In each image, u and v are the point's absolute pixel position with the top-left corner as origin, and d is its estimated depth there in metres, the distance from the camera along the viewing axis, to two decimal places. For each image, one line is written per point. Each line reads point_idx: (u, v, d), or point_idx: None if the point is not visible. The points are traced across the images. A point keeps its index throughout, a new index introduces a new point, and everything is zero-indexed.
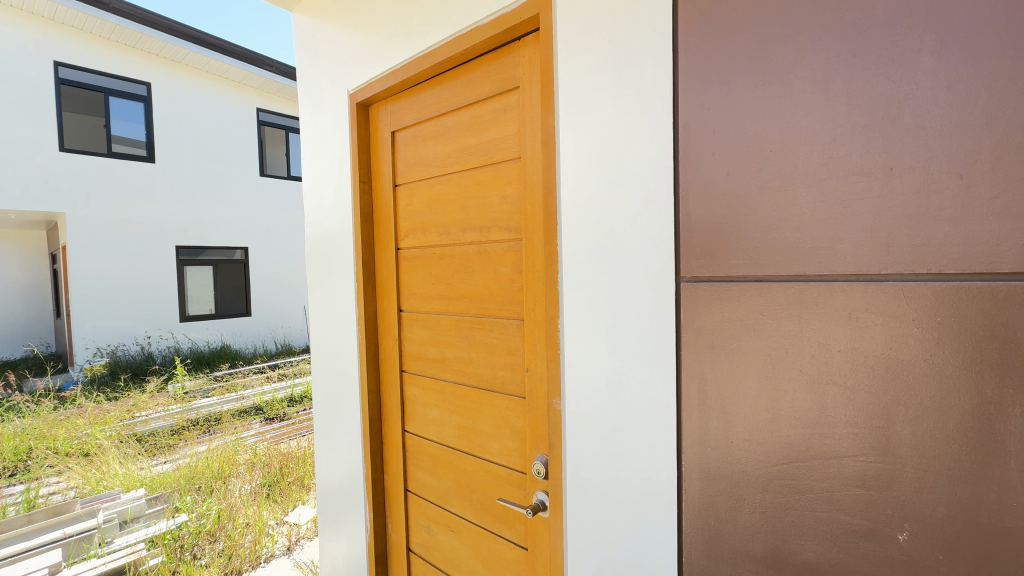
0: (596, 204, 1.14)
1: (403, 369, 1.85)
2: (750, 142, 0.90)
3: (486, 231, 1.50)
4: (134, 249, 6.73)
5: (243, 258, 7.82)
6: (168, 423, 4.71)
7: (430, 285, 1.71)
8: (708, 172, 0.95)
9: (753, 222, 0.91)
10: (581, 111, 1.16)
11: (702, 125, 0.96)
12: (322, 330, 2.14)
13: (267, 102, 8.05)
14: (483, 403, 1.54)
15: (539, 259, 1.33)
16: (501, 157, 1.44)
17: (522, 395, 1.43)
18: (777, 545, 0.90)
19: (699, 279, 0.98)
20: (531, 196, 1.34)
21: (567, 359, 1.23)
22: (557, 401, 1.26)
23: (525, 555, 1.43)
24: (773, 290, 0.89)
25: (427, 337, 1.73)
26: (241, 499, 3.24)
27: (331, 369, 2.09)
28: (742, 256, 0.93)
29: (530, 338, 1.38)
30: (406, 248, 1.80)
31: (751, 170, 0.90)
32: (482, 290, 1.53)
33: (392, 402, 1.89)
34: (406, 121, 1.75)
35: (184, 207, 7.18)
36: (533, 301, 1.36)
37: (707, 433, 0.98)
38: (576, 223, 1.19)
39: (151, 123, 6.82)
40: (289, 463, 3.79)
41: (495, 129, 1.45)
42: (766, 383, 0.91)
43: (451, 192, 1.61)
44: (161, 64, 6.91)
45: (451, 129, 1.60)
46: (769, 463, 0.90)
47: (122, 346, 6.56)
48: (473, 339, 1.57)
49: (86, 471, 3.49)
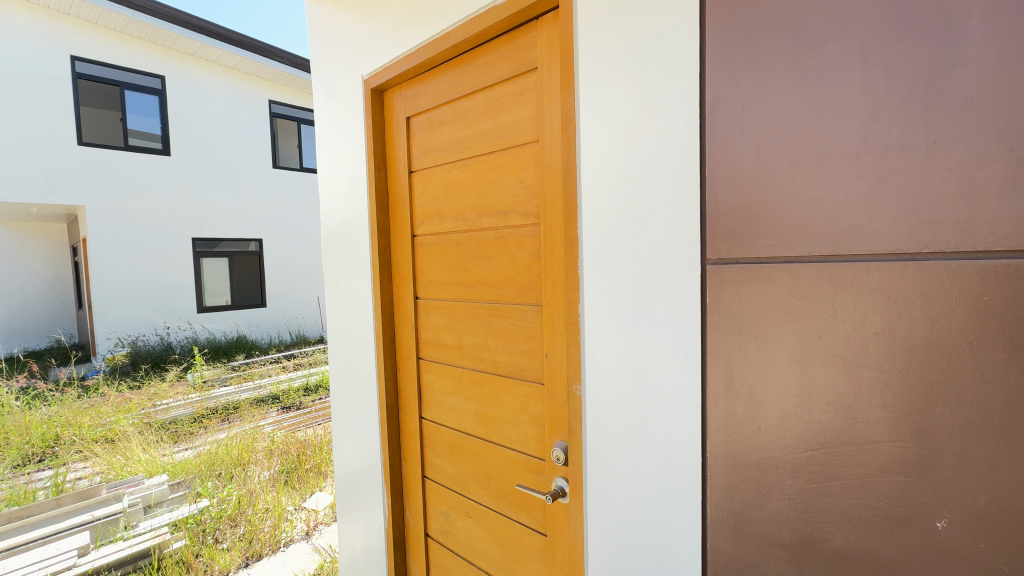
0: (617, 186, 1.12)
1: (420, 356, 1.85)
2: (781, 120, 0.87)
3: (503, 216, 1.48)
4: (151, 240, 6.83)
5: (257, 250, 7.91)
6: (187, 412, 4.83)
7: (446, 271, 1.70)
8: (735, 151, 0.93)
9: (784, 202, 0.88)
10: (600, 92, 1.14)
11: (730, 102, 0.93)
12: (338, 320, 2.14)
13: (277, 95, 8.06)
14: (501, 389, 1.54)
15: (558, 244, 1.31)
16: (517, 141, 1.42)
17: (541, 381, 1.41)
18: (807, 533, 0.88)
19: (725, 262, 0.96)
20: (550, 179, 1.31)
21: (586, 344, 1.21)
22: (578, 387, 1.24)
23: (543, 541, 1.43)
24: (805, 271, 0.87)
25: (444, 324, 1.73)
26: (260, 485, 3.35)
27: (349, 358, 2.09)
28: (770, 237, 0.90)
29: (548, 324, 1.36)
30: (421, 235, 1.79)
31: (783, 149, 0.87)
32: (499, 276, 1.51)
33: (409, 389, 1.90)
34: (421, 106, 1.73)
35: (199, 199, 7.25)
36: (552, 286, 1.34)
37: (733, 418, 0.96)
38: (596, 206, 1.16)
39: (164, 116, 6.91)
40: (306, 451, 3.89)
41: (513, 112, 1.43)
42: (796, 368, 0.88)
43: (467, 178, 1.59)
44: (174, 57, 6.96)
45: (467, 114, 1.58)
46: (799, 449, 0.88)
47: (142, 336, 6.68)
48: (490, 326, 1.56)
49: (111, 458, 3.60)
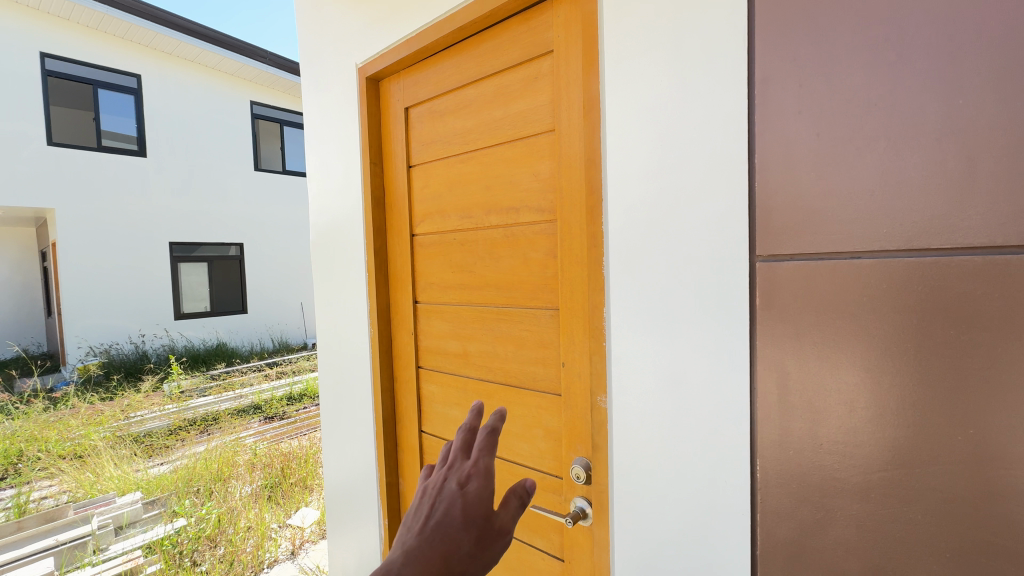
0: (650, 176, 1.01)
1: (420, 365, 1.72)
2: (845, 96, 0.77)
3: (514, 212, 1.37)
4: (126, 245, 6.54)
5: (238, 254, 7.66)
6: (164, 424, 4.62)
7: (449, 273, 1.58)
8: (790, 134, 0.83)
9: (850, 189, 0.78)
10: (629, 74, 1.03)
11: (784, 79, 0.83)
12: (329, 326, 1.99)
13: (260, 95, 7.85)
14: (512, 400, 1.41)
15: (577, 242, 1.20)
16: (531, 131, 1.31)
17: (558, 392, 1.29)
18: (879, 564, 0.78)
19: (778, 258, 0.86)
20: (567, 172, 1.20)
21: (612, 351, 1.10)
22: (603, 399, 1.13)
23: (560, 567, 1.31)
24: (875, 268, 0.77)
25: (447, 330, 1.60)
26: (241, 502, 3.15)
27: (341, 367, 1.95)
28: (833, 229, 0.80)
29: (566, 330, 1.24)
30: (421, 234, 1.67)
31: (849, 130, 0.77)
32: (509, 277, 1.40)
33: (408, 400, 1.76)
34: (421, 95, 1.61)
35: (177, 202, 6.98)
36: (570, 288, 1.22)
37: (788, 434, 0.86)
38: (625, 199, 1.06)
39: (141, 117, 6.65)
40: (291, 464, 3.71)
41: (524, 100, 1.32)
42: (866, 378, 0.78)
43: (473, 172, 1.48)
44: (151, 56, 6.72)
45: (472, 103, 1.46)
46: (869, 469, 0.78)
47: (115, 345, 6.38)
48: (498, 332, 1.44)
49: (79, 475, 3.37)
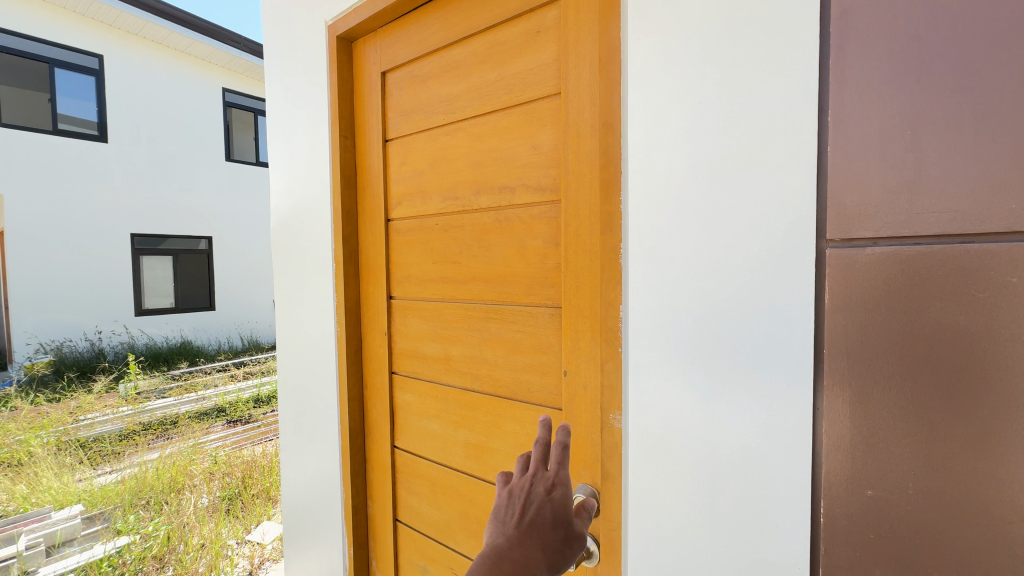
0: (684, 143, 0.82)
1: (394, 370, 1.50)
2: (960, 30, 0.58)
3: (509, 192, 1.16)
4: (82, 235, 6.06)
5: (207, 249, 7.27)
6: (116, 428, 4.25)
7: (430, 264, 1.36)
8: (878, 82, 0.64)
9: (962, 152, 0.59)
10: (661, 17, 0.83)
11: (872, 12, 0.64)
12: (290, 324, 1.74)
13: (232, 83, 7.44)
14: (501, 415, 1.20)
15: (587, 227, 0.99)
16: (531, 95, 1.10)
17: (558, 406, 1.09)
18: None
19: (855, 244, 0.67)
20: (576, 142, 1.00)
21: (630, 359, 0.90)
22: (618, 417, 0.93)
23: None
24: (993, 257, 0.58)
25: (427, 330, 1.38)
26: (195, 517, 2.85)
27: (303, 371, 1.70)
28: (936, 205, 0.61)
29: (569, 332, 1.03)
30: (398, 219, 1.44)
31: (964, 74, 0.58)
32: (502, 269, 1.19)
33: (380, 410, 1.53)
34: (400, 58, 1.39)
35: (140, 191, 6.54)
36: (576, 282, 1.02)
37: (864, 469, 0.67)
38: (650, 172, 0.86)
39: (102, 100, 6.20)
40: (253, 474, 3.41)
41: (524, 58, 1.11)
42: (976, 400, 0.60)
43: (460, 145, 1.26)
44: (114, 35, 6.28)
45: (461, 65, 1.25)
46: (977, 519, 0.60)
47: (69, 342, 5.89)
48: (487, 333, 1.23)
49: (13, 483, 3.04)
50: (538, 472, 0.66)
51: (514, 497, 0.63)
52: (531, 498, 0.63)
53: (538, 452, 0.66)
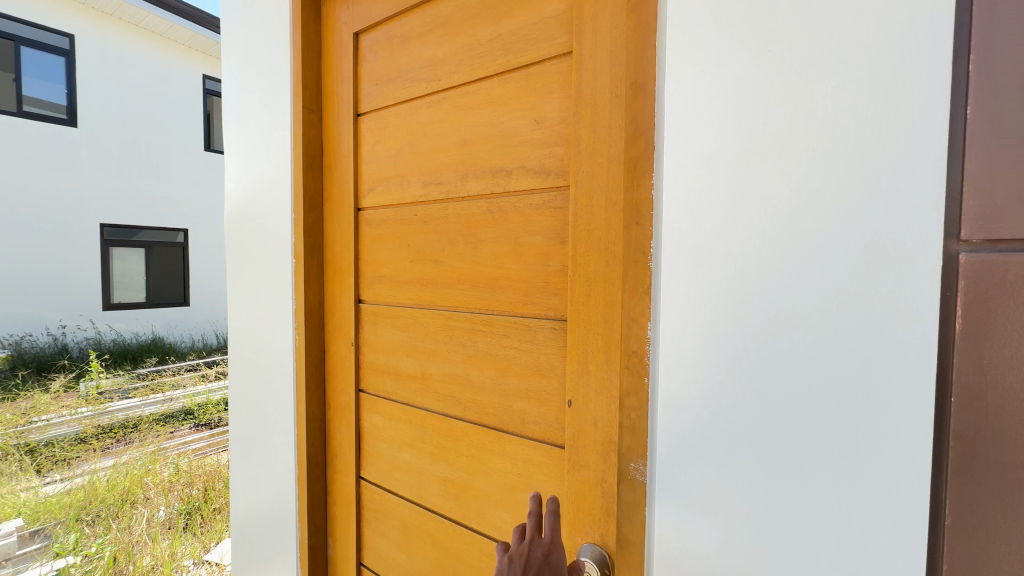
0: (744, 108, 0.61)
1: (362, 387, 1.26)
2: None
3: (504, 177, 0.94)
4: (46, 225, 5.65)
5: (184, 242, 6.91)
6: (72, 431, 3.89)
7: (406, 263, 1.13)
8: None
9: None
10: None
11: None
12: (244, 329, 1.50)
13: (215, 70, 7.10)
14: (487, 449, 0.98)
15: (602, 221, 0.78)
16: (535, 55, 0.88)
17: (559, 443, 0.87)
18: None
19: (1001, 248, 0.47)
20: (593, 110, 0.78)
21: (660, 392, 0.70)
22: (640, 468, 0.72)
23: None
24: None
25: (401, 342, 1.15)
26: (146, 534, 2.58)
27: (257, 384, 1.46)
28: None
29: (575, 351, 0.82)
30: (370, 209, 1.22)
31: None
32: (493, 272, 0.97)
33: (344, 432, 1.30)
34: (376, 15, 1.16)
35: (111, 180, 6.16)
36: (587, 290, 0.80)
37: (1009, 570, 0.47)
38: (696, 147, 0.65)
39: (72, 84, 5.83)
40: (216, 484, 3.10)
41: (527, 9, 0.89)
42: None
43: (446, 119, 1.04)
44: (88, 15, 5.92)
45: (449, 21, 1.02)
46: None
47: (29, 337, 5.46)
48: (473, 348, 1.00)
49: None
50: (533, 538, 0.61)
51: (514, 564, 0.57)
52: (531, 562, 0.58)
53: (533, 518, 0.61)
